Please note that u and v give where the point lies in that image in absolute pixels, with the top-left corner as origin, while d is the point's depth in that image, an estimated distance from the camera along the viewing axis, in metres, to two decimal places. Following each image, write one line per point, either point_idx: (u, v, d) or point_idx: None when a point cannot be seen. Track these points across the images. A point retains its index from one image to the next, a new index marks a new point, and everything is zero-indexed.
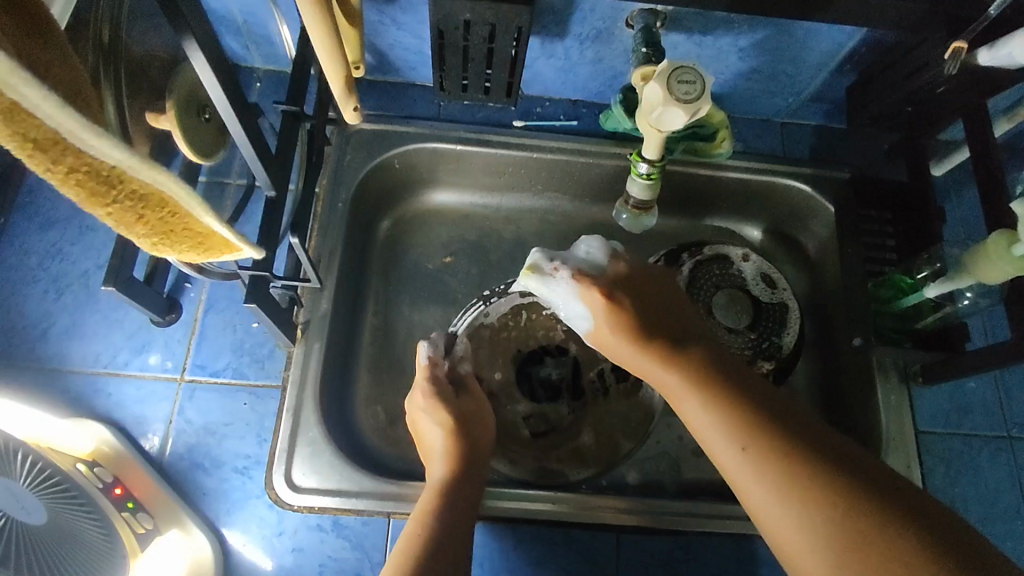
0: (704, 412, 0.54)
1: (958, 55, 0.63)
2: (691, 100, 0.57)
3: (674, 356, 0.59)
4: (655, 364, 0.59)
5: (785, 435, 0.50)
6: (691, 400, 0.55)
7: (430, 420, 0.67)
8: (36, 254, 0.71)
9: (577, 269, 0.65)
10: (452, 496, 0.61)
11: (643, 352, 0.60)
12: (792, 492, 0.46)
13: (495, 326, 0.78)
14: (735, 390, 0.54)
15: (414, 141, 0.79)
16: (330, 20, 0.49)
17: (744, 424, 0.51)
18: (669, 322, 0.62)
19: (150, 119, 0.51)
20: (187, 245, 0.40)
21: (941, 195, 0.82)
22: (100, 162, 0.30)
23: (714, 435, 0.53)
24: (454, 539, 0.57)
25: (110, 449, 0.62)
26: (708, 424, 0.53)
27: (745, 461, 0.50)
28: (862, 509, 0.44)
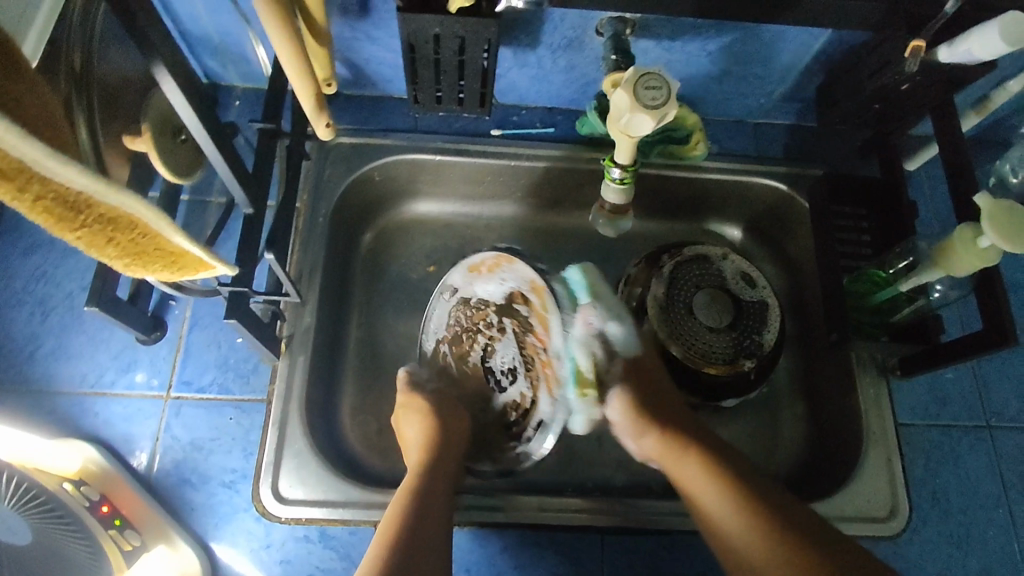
0: (698, 474, 0.63)
1: (917, 53, 0.63)
2: (658, 106, 0.58)
3: (672, 431, 0.68)
4: (655, 435, 0.68)
5: (767, 503, 0.60)
6: (685, 467, 0.64)
7: (409, 416, 0.70)
8: (21, 277, 0.72)
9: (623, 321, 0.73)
10: (428, 479, 0.63)
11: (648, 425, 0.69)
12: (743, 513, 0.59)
13: (448, 340, 0.77)
14: (724, 459, 0.64)
15: (393, 153, 0.80)
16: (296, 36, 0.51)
17: (733, 491, 0.61)
18: (660, 397, 0.70)
19: (127, 141, 0.53)
20: (161, 265, 0.41)
21: (914, 189, 0.84)
22: (65, 187, 0.31)
23: (708, 496, 0.62)
24: (431, 518, 0.59)
25: (97, 467, 0.62)
26: (679, 458, 0.65)
27: (738, 522, 0.59)
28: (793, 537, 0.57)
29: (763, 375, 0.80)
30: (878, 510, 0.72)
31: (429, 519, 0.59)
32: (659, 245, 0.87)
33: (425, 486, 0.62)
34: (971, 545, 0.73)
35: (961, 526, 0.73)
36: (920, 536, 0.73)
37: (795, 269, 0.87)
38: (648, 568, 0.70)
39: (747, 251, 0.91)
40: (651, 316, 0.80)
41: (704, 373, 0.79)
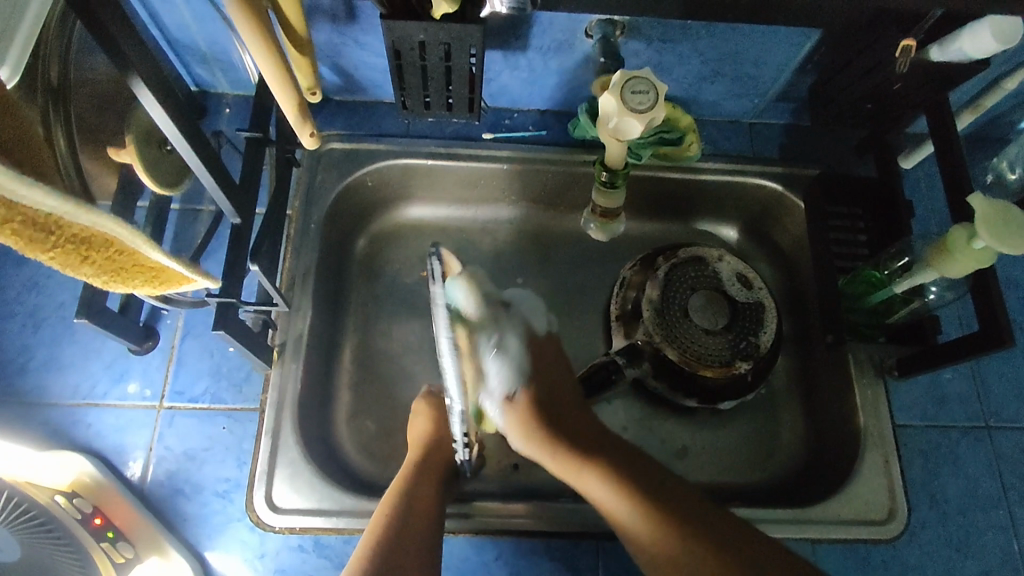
0: (598, 483, 0.62)
1: (907, 52, 0.64)
2: (646, 110, 0.58)
3: (564, 441, 0.65)
4: (548, 448, 0.66)
5: (667, 504, 0.59)
6: (588, 476, 0.63)
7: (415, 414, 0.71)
8: (14, 289, 0.72)
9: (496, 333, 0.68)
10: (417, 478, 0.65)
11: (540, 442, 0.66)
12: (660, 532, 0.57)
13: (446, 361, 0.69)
14: (621, 464, 0.62)
15: (385, 159, 0.80)
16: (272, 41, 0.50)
17: (633, 495, 0.60)
18: (558, 409, 0.68)
19: (110, 152, 0.54)
20: (140, 278, 0.42)
21: (911, 188, 0.83)
22: (35, 211, 0.31)
23: (611, 504, 0.61)
24: (419, 518, 0.61)
25: (91, 479, 0.63)
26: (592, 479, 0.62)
27: (646, 529, 0.58)
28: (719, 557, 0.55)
29: (759, 377, 0.79)
30: (876, 513, 0.72)
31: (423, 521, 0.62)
32: (656, 245, 0.88)
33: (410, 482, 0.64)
34: (971, 548, 0.72)
35: (960, 529, 0.73)
36: (919, 539, 0.72)
37: (791, 270, 0.86)
38: None
39: (744, 252, 0.90)
40: (645, 319, 0.79)
41: (700, 377, 0.78)
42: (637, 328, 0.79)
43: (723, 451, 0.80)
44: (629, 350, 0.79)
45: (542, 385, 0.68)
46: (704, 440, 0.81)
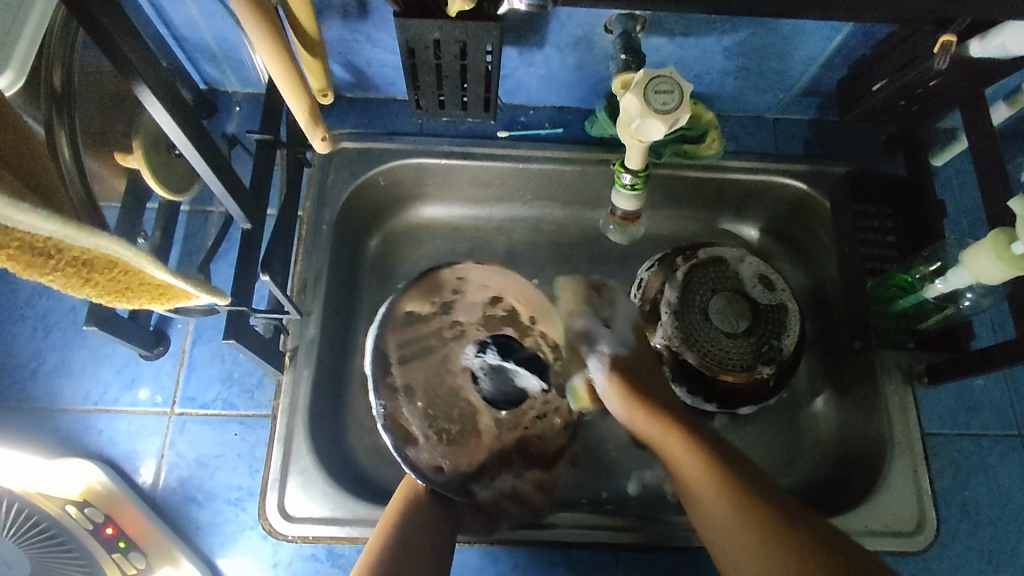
0: (698, 477, 0.56)
1: (947, 48, 0.62)
2: (670, 111, 0.56)
3: (675, 425, 0.60)
4: (655, 426, 0.61)
5: (769, 508, 0.52)
6: (680, 457, 0.58)
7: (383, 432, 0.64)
8: (24, 291, 0.71)
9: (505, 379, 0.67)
10: (416, 511, 0.60)
11: (645, 412, 0.62)
12: (754, 522, 0.51)
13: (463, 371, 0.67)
14: (725, 465, 0.55)
15: (398, 158, 0.78)
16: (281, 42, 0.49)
17: (727, 482, 0.54)
18: (647, 383, 0.64)
19: (117, 158, 0.53)
20: (145, 296, 0.41)
21: (942, 185, 0.80)
22: (32, 235, 0.30)
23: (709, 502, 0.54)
24: None
25: (103, 486, 0.62)
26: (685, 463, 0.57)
27: (737, 516, 0.52)
28: (813, 547, 0.49)
29: (782, 382, 0.77)
30: (904, 525, 0.70)
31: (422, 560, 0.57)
32: (677, 249, 0.81)
33: (410, 516, 0.59)
34: (1002, 561, 0.71)
35: (990, 541, 0.71)
36: (947, 550, 0.70)
37: (817, 271, 0.83)
38: None
39: (766, 252, 0.87)
40: (664, 322, 0.77)
41: (721, 381, 0.76)
42: (656, 330, 0.77)
43: None
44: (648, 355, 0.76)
45: (635, 367, 0.66)
46: None
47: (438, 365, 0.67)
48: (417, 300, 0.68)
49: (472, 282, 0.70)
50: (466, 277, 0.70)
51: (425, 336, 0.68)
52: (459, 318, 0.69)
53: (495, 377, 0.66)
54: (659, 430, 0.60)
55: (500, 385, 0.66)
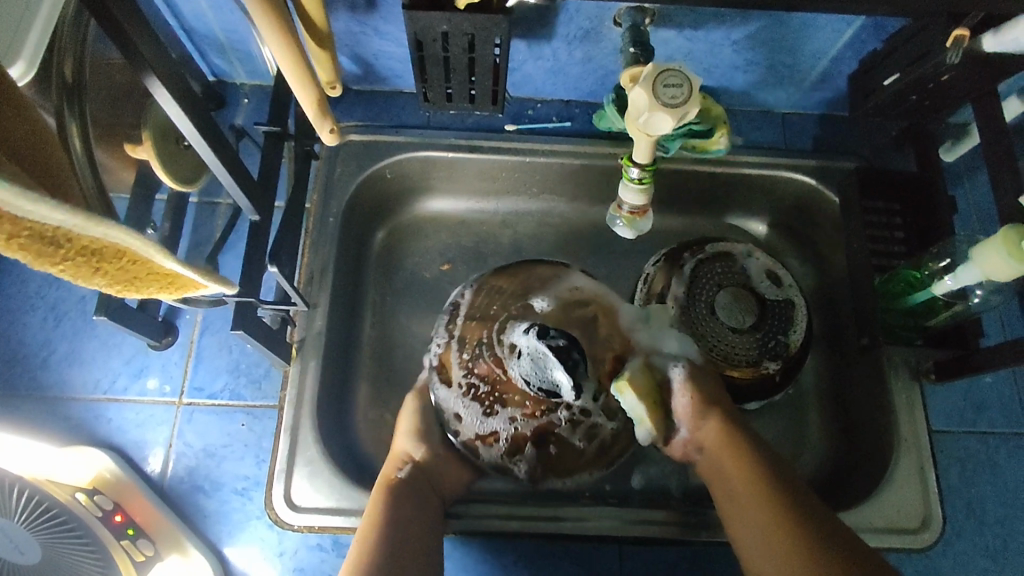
0: (759, 508, 0.57)
1: (960, 42, 0.62)
2: (677, 105, 0.55)
3: (745, 450, 0.61)
4: (720, 439, 0.63)
5: (804, 516, 0.55)
6: (717, 444, 0.63)
7: (409, 410, 0.70)
8: (34, 281, 0.72)
9: (536, 363, 0.62)
10: (395, 495, 0.61)
11: (716, 430, 0.64)
12: (768, 502, 0.57)
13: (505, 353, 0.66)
14: (791, 502, 0.56)
15: (405, 150, 0.78)
16: (289, 31, 0.49)
17: (752, 468, 0.59)
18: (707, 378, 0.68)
19: (128, 149, 0.53)
20: (155, 286, 0.41)
21: (952, 182, 0.79)
22: (42, 225, 0.30)
23: (765, 533, 0.56)
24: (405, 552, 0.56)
25: (112, 475, 0.63)
26: (720, 447, 0.63)
27: (754, 494, 0.58)
28: (818, 530, 0.54)
29: (788, 378, 0.77)
30: (910, 521, 0.69)
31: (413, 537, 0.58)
32: (684, 242, 0.81)
33: (391, 500, 0.60)
34: (1008, 559, 0.70)
35: (997, 539, 0.71)
36: (953, 547, 0.70)
37: (825, 268, 0.82)
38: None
39: (773, 247, 0.87)
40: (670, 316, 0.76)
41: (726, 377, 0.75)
42: None
43: None
44: None
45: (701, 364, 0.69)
46: None
47: (493, 331, 0.68)
48: (500, 278, 0.72)
49: (566, 281, 0.72)
50: (565, 277, 0.72)
51: (500, 309, 0.70)
52: (541, 303, 0.69)
53: (532, 361, 0.62)
54: (727, 451, 0.62)
55: (534, 370, 0.62)
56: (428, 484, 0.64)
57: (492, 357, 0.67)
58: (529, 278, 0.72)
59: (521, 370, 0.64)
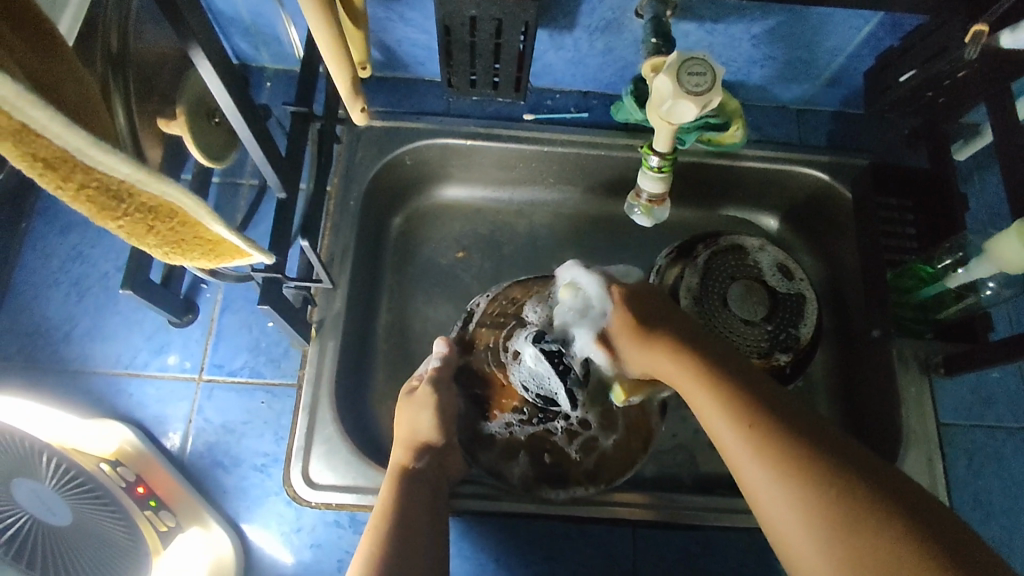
0: (731, 428, 0.51)
1: (978, 38, 0.62)
2: (702, 92, 0.56)
3: (706, 368, 0.55)
4: (690, 381, 0.55)
5: (802, 447, 0.47)
6: (687, 385, 0.56)
7: (428, 407, 0.66)
8: (58, 258, 0.73)
9: (535, 373, 0.69)
10: (412, 485, 0.61)
11: (668, 358, 0.58)
12: (756, 439, 0.49)
13: (511, 358, 0.72)
14: (767, 412, 0.50)
15: (424, 137, 0.78)
16: (326, 11, 0.50)
17: (731, 402, 0.52)
18: (662, 317, 0.62)
19: (161, 124, 0.53)
20: (199, 253, 0.43)
21: (964, 181, 0.80)
22: (109, 177, 0.32)
23: (751, 464, 0.49)
24: (416, 544, 0.57)
25: (133, 448, 0.64)
26: (693, 390, 0.55)
27: (738, 433, 0.50)
28: (820, 462, 0.46)
29: (799, 370, 0.77)
30: None
31: (422, 531, 0.58)
32: (696, 235, 0.82)
33: (408, 491, 0.60)
34: (1014, 551, 0.71)
35: (1003, 531, 0.72)
36: None
37: (835, 262, 0.83)
38: (675, 561, 0.69)
39: (786, 242, 0.88)
40: (683, 307, 0.77)
41: None
42: None
43: None
44: None
45: (650, 306, 0.63)
46: None
47: (502, 336, 0.73)
48: (517, 288, 0.75)
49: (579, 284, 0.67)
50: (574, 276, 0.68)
51: (510, 316, 0.74)
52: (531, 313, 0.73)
53: (530, 367, 0.69)
54: (686, 373, 0.56)
55: (533, 378, 0.70)
56: (440, 475, 0.64)
57: (496, 362, 0.73)
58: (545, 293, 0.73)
59: (520, 376, 0.71)
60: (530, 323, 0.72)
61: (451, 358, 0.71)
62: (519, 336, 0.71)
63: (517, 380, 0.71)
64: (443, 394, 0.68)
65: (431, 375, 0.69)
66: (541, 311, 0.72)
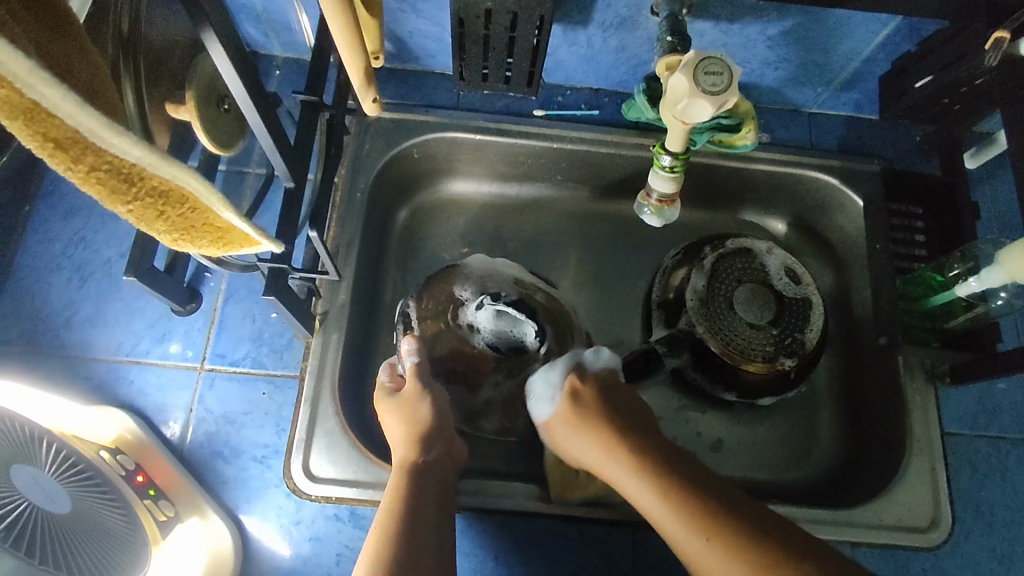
0: (688, 529, 0.54)
1: (1000, 44, 0.62)
2: (718, 92, 0.56)
3: (655, 472, 0.59)
4: (638, 479, 0.59)
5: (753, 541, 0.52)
6: (635, 483, 0.59)
7: (423, 400, 0.66)
8: (60, 242, 0.72)
9: (499, 332, 0.76)
10: (420, 479, 0.60)
11: (614, 457, 0.62)
12: (710, 535, 0.53)
13: (467, 324, 0.76)
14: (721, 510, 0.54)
15: (433, 130, 0.78)
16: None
17: (678, 500, 0.56)
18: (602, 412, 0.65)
19: (169, 108, 0.52)
20: (208, 240, 0.42)
21: (976, 190, 0.80)
22: (120, 160, 0.32)
23: (708, 559, 0.53)
24: (425, 544, 0.56)
25: (133, 436, 0.64)
26: (642, 490, 0.58)
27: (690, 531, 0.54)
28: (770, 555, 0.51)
29: (803, 375, 0.76)
30: (919, 520, 0.70)
31: (431, 526, 0.58)
32: (703, 237, 0.82)
33: (416, 489, 0.60)
34: (1015, 562, 0.71)
35: (1005, 542, 0.71)
36: (961, 549, 0.71)
37: (843, 268, 0.83)
38: (676, 564, 0.69)
39: (793, 247, 0.87)
40: (689, 309, 0.76)
41: (741, 371, 0.75)
42: (679, 319, 0.77)
43: (763, 447, 0.78)
44: (670, 339, 0.77)
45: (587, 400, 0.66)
46: (741, 435, 0.79)
47: (448, 321, 0.76)
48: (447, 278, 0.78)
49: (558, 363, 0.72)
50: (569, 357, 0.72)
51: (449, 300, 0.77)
52: (463, 291, 0.77)
53: (491, 328, 0.76)
54: (640, 480, 0.59)
55: (498, 333, 0.76)
56: (449, 467, 0.64)
57: (457, 340, 0.75)
58: (466, 279, 0.78)
59: (485, 338, 0.76)
60: (467, 299, 0.77)
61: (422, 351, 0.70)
62: (467, 306, 0.76)
63: (482, 343, 0.76)
64: (434, 389, 0.68)
65: (413, 371, 0.68)
66: (471, 287, 0.78)
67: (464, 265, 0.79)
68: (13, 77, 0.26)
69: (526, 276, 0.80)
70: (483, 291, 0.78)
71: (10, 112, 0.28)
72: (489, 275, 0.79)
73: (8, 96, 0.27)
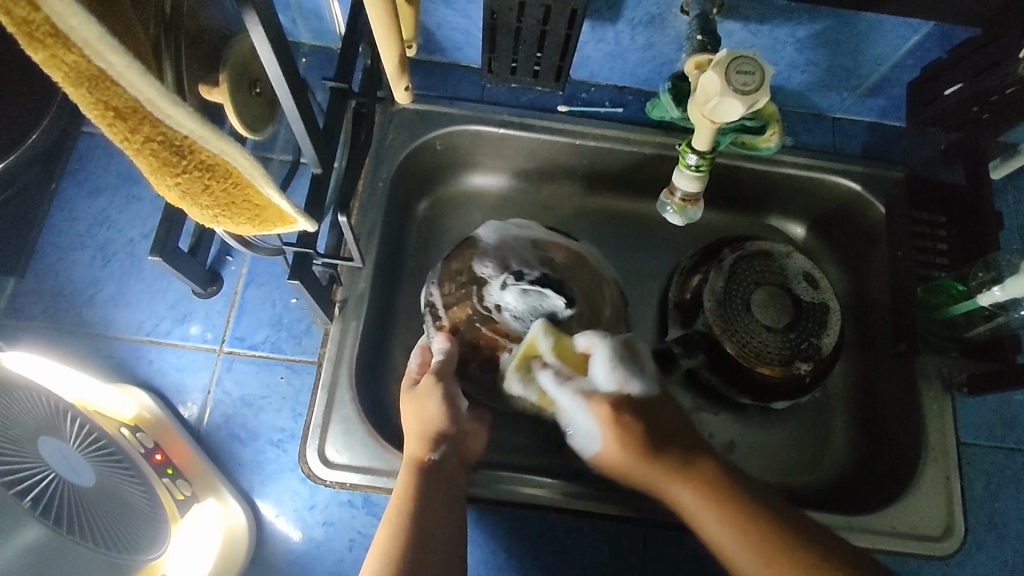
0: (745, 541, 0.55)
1: None
2: (749, 92, 0.56)
3: (712, 486, 0.58)
4: (699, 495, 0.58)
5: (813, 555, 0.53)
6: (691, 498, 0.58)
7: (435, 394, 0.64)
8: (84, 221, 0.73)
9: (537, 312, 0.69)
10: (430, 483, 0.60)
11: (670, 474, 0.60)
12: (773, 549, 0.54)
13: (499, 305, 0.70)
14: (829, 561, 0.53)
15: (457, 122, 0.78)
16: None
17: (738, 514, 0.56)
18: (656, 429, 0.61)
19: (202, 91, 0.51)
20: (244, 218, 0.42)
21: (999, 200, 0.80)
22: (173, 132, 0.32)
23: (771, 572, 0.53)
24: (433, 551, 0.56)
25: (151, 414, 0.64)
26: (698, 504, 0.58)
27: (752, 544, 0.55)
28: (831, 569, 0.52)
29: (818, 380, 0.76)
30: (933, 529, 0.69)
31: (441, 523, 0.58)
32: (719, 239, 0.82)
33: (428, 488, 0.59)
34: None
35: (1018, 553, 0.71)
36: (974, 559, 0.70)
37: (860, 274, 0.83)
38: (686, 563, 0.69)
39: (812, 251, 0.87)
40: (707, 310, 0.76)
41: (757, 374, 0.75)
42: (696, 319, 0.77)
43: (775, 451, 0.78)
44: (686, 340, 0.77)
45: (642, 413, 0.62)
46: (753, 438, 0.79)
47: (475, 299, 0.71)
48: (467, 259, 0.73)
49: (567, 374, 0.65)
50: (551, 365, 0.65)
51: (471, 285, 0.72)
52: (485, 268, 0.72)
53: (523, 309, 0.69)
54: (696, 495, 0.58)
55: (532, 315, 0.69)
56: (459, 466, 0.63)
57: (487, 325, 0.69)
58: (484, 256, 0.73)
59: (520, 321, 0.69)
60: (491, 278, 0.71)
61: (456, 351, 0.68)
62: (493, 285, 0.71)
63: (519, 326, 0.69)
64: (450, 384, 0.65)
65: (435, 368, 0.66)
66: (492, 262, 0.72)
67: (478, 240, 0.74)
68: (82, 43, 0.27)
69: (545, 239, 0.76)
70: (506, 265, 0.72)
71: (75, 79, 0.28)
72: (506, 245, 0.74)
73: (74, 62, 0.27)
